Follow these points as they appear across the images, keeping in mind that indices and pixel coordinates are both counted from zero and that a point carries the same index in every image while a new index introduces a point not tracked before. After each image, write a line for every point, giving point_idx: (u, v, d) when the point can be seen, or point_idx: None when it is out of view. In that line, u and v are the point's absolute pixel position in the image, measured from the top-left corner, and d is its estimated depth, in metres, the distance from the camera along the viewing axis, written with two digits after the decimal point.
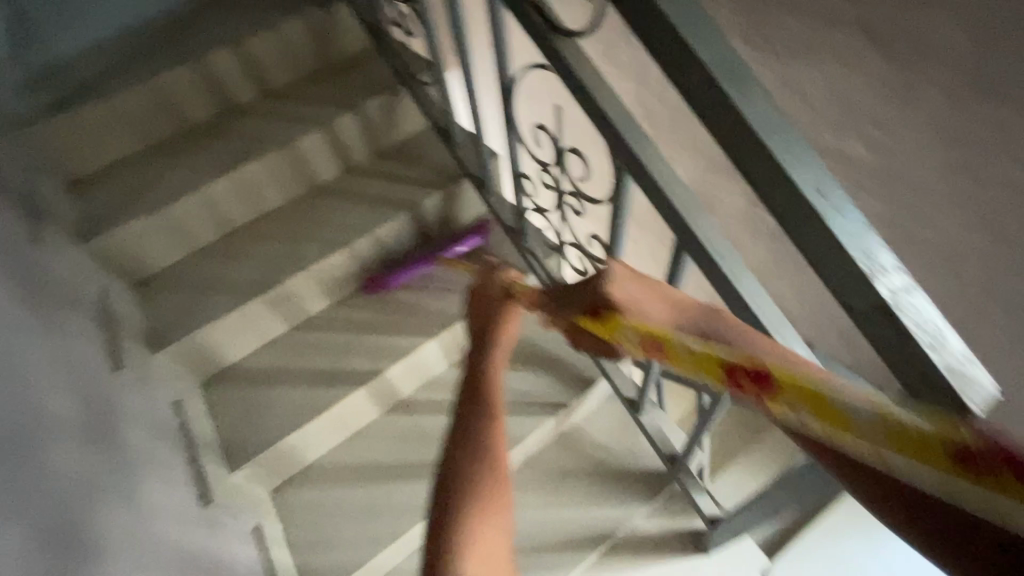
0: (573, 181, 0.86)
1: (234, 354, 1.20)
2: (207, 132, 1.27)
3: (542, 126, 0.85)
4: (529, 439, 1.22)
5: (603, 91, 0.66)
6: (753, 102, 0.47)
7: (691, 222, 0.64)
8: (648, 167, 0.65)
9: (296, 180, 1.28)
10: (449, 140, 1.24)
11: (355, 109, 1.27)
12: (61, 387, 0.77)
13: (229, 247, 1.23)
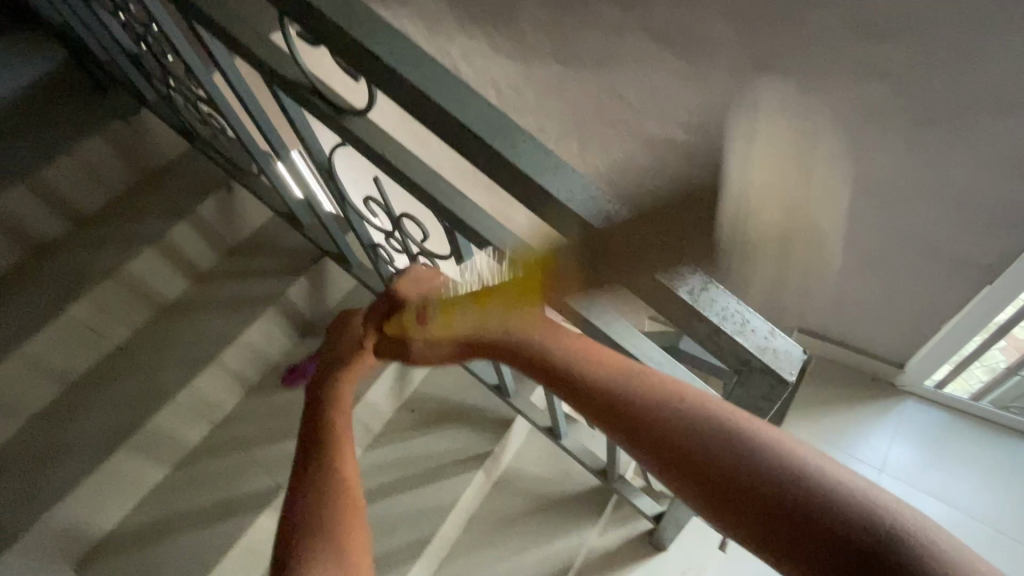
0: (419, 243, 0.85)
1: (109, 520, 1.04)
2: (12, 282, 1.10)
3: (370, 198, 0.84)
4: (463, 499, 1.18)
5: (404, 158, 0.66)
6: (523, 152, 0.49)
7: (521, 262, 0.65)
8: (467, 222, 0.66)
9: (136, 307, 1.16)
10: (297, 224, 1.19)
11: (187, 215, 1.19)
12: None
13: (73, 403, 1.08)
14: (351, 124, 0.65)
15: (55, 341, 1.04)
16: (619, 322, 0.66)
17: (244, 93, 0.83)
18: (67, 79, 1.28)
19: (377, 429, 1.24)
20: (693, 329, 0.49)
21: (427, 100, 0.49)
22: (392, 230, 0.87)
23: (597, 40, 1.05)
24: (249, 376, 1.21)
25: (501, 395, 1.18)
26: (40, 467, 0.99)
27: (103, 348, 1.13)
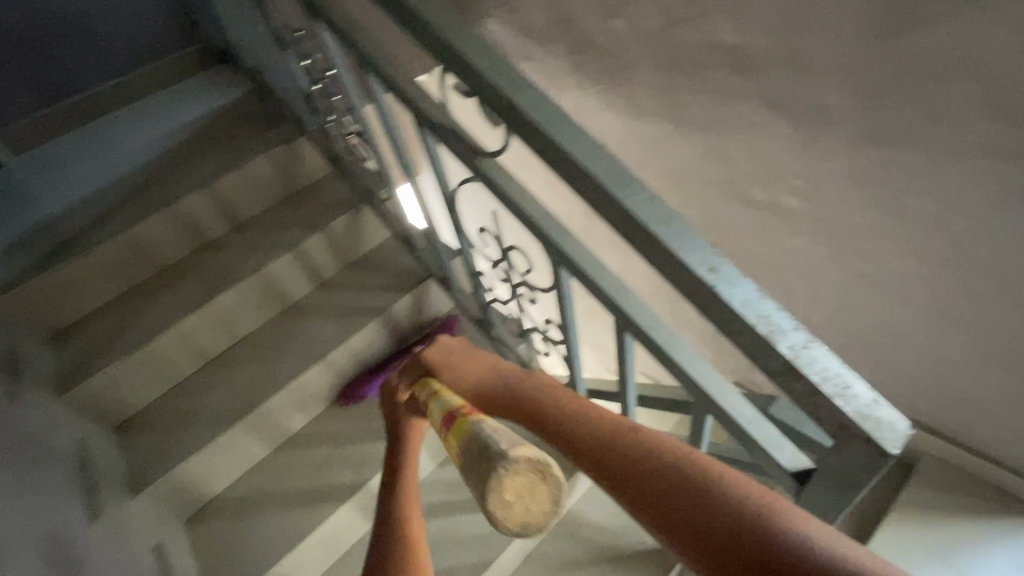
0: (522, 275, 0.92)
1: (217, 485, 1.18)
2: (182, 269, 1.34)
3: (484, 229, 0.93)
4: (525, 531, 1.19)
5: (524, 196, 0.73)
6: (638, 200, 0.54)
7: (621, 302, 0.69)
8: (577, 260, 0.71)
9: (269, 302, 1.34)
10: (411, 246, 1.32)
11: (322, 228, 1.36)
12: (27, 544, 0.76)
13: (207, 377, 1.25)
14: (484, 164, 0.74)
15: (205, 322, 1.24)
16: (712, 373, 0.67)
17: (393, 132, 0.97)
18: (248, 107, 1.54)
19: None
20: (793, 385, 0.50)
21: (561, 151, 0.56)
22: (499, 260, 0.95)
23: (710, 105, 1.10)
24: (348, 378, 1.33)
25: None
26: (175, 426, 1.17)
27: (238, 333, 1.32)
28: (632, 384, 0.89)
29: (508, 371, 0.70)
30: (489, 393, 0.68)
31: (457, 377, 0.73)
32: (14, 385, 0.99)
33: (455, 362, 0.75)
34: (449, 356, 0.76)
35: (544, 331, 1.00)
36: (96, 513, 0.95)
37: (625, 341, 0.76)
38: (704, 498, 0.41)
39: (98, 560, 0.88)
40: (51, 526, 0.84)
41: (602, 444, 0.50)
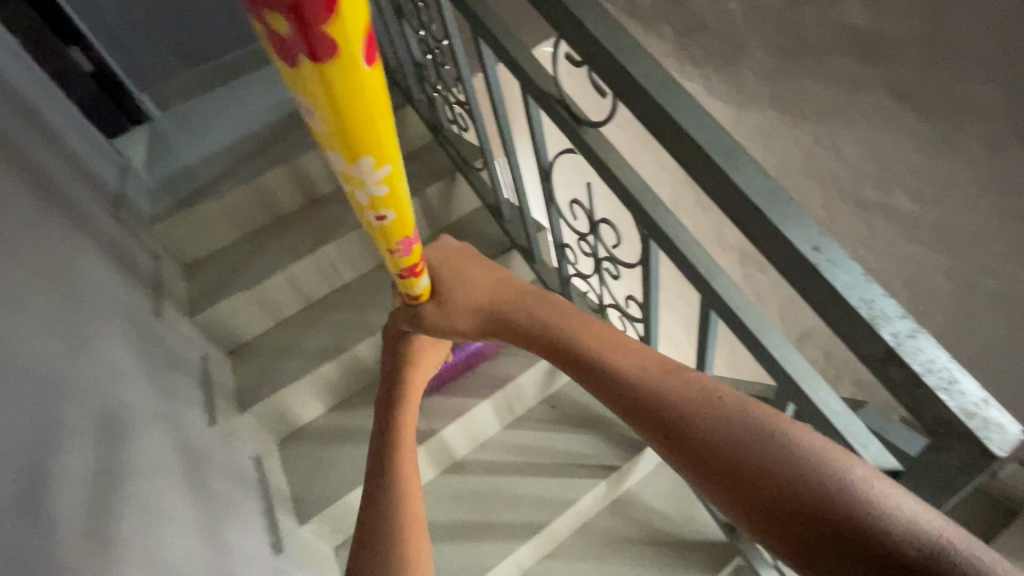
0: (609, 249, 0.93)
1: (307, 415, 1.32)
2: (295, 219, 1.48)
3: (576, 201, 0.95)
4: (581, 502, 1.21)
5: (622, 167, 0.74)
6: (745, 174, 0.54)
7: (712, 279, 0.68)
8: (670, 234, 0.71)
9: (365, 257, 1.45)
10: (499, 216, 1.37)
11: (418, 193, 1.45)
12: (161, 434, 0.91)
13: (306, 317, 1.39)
14: (586, 133, 0.76)
15: (310, 268, 1.37)
16: (801, 360, 0.65)
17: (498, 102, 1.01)
18: None
19: (519, 412, 1.34)
20: (892, 374, 0.48)
21: (670, 120, 0.57)
22: (587, 234, 0.97)
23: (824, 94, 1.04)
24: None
25: None
26: (278, 357, 1.31)
27: (336, 282, 1.44)
28: (709, 373, 0.87)
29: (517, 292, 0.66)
30: (501, 317, 0.63)
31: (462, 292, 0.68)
32: (157, 303, 1.17)
33: (458, 274, 0.70)
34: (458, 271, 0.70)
35: (623, 308, 1.01)
36: (213, 418, 1.10)
37: (709, 320, 0.76)
38: (791, 474, 0.37)
39: (212, 457, 1.02)
40: (180, 422, 0.99)
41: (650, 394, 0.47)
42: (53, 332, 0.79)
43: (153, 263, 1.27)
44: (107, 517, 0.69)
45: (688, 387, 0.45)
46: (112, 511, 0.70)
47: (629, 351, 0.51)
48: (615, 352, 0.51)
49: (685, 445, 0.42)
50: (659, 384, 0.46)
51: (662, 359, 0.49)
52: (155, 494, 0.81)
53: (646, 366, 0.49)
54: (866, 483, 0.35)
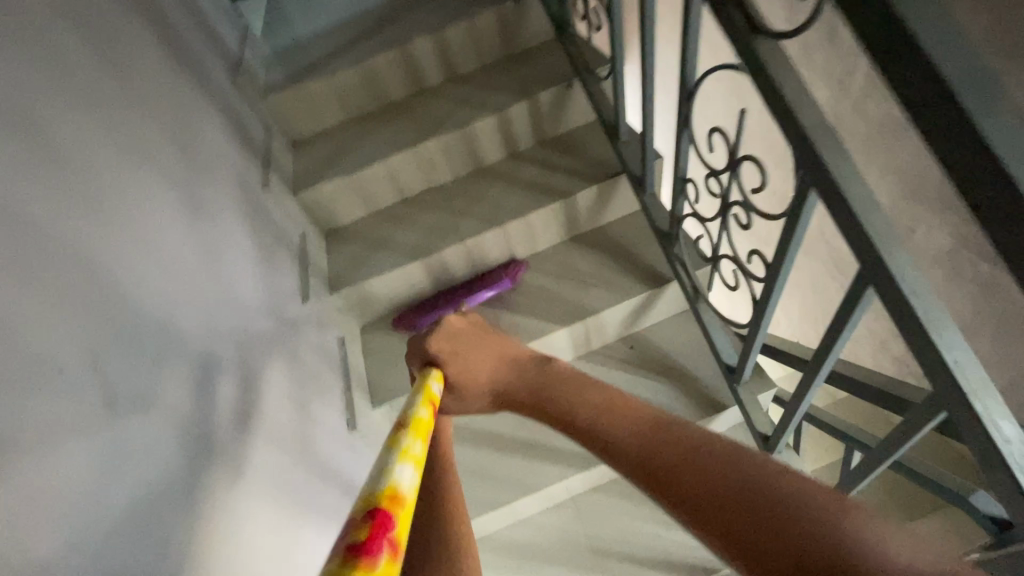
0: (746, 192, 0.80)
1: (390, 308, 1.34)
2: (399, 108, 1.43)
3: (718, 131, 0.81)
4: None
5: (800, 96, 0.60)
6: (1001, 123, 0.39)
7: (884, 253, 0.56)
8: (843, 187, 0.58)
9: (464, 159, 1.39)
10: (614, 136, 1.23)
11: (530, 97, 1.33)
12: (259, 301, 0.96)
13: (399, 213, 1.38)
14: (761, 47, 0.61)
15: (409, 162, 1.34)
16: (977, 370, 0.53)
17: None
18: None
19: (594, 345, 1.31)
20: None
21: (904, 35, 0.43)
22: (722, 171, 0.84)
23: None
24: (515, 248, 1.34)
25: (728, 379, 1.09)
26: (369, 248, 1.32)
27: (432, 181, 1.40)
28: (834, 357, 0.78)
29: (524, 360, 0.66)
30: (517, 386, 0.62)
31: (470, 371, 0.66)
32: (264, 175, 1.19)
33: (458, 343, 0.68)
34: (459, 339, 0.69)
35: (742, 262, 0.89)
36: (305, 294, 1.15)
37: (863, 296, 0.64)
38: (800, 516, 0.37)
39: (301, 330, 1.08)
40: (277, 294, 1.04)
41: (644, 447, 0.46)
42: (171, 190, 0.81)
43: (264, 135, 1.29)
44: (213, 379, 0.75)
45: (689, 446, 0.45)
46: (213, 362, 0.76)
47: (632, 405, 0.52)
48: (605, 413, 0.52)
49: (699, 505, 0.41)
50: (664, 443, 0.46)
51: (648, 416, 0.50)
52: (252, 352, 0.88)
53: (646, 424, 0.49)
54: (884, 541, 0.34)
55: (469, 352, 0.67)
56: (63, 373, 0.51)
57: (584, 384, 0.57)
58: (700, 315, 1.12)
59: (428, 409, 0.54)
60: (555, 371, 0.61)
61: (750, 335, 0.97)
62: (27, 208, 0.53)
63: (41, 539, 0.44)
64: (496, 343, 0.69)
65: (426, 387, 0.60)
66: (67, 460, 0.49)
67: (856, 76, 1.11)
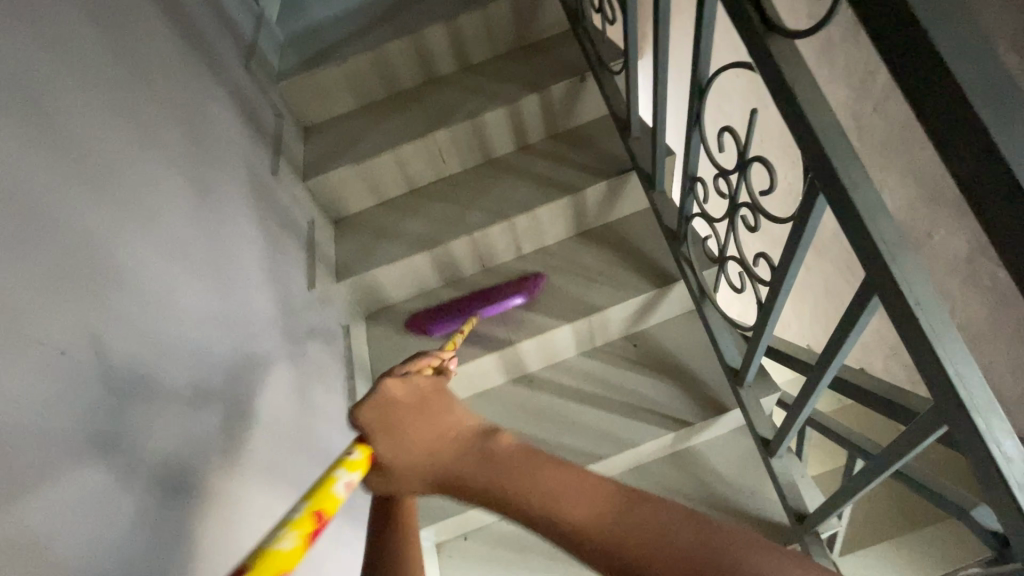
0: (754, 194, 0.79)
1: (396, 298, 1.35)
2: (410, 98, 1.43)
3: (728, 130, 0.79)
4: (642, 447, 1.17)
5: (812, 97, 0.58)
6: (1017, 132, 0.38)
7: (891, 261, 0.54)
8: (851, 192, 0.56)
9: (473, 151, 1.38)
10: (625, 131, 1.22)
11: (541, 90, 1.32)
12: (265, 287, 0.97)
13: (407, 203, 1.39)
14: (774, 46, 0.60)
15: (418, 152, 1.34)
16: (981, 385, 0.52)
17: None
18: None
19: (597, 341, 1.30)
20: None
21: (918, 37, 0.41)
22: (731, 171, 0.83)
23: None
24: (522, 241, 1.33)
25: (732, 382, 1.08)
26: (376, 237, 1.33)
27: (441, 172, 1.40)
28: (837, 364, 0.77)
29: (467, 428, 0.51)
30: (459, 470, 0.48)
31: (399, 450, 0.52)
32: (274, 162, 1.20)
33: (390, 411, 0.54)
34: (388, 402, 0.55)
35: (748, 265, 0.88)
36: (311, 281, 1.16)
37: (868, 304, 0.63)
38: None
39: (306, 317, 1.09)
40: (283, 280, 1.05)
41: (614, 545, 0.38)
42: (179, 175, 0.82)
43: (275, 121, 1.30)
44: (218, 365, 0.76)
45: (661, 533, 0.37)
46: (216, 346, 0.77)
47: (587, 484, 0.41)
48: (558, 501, 0.41)
49: None
50: (633, 538, 0.37)
51: (609, 497, 0.40)
52: (256, 337, 0.89)
53: (605, 514, 0.39)
54: None
55: (402, 421, 0.53)
56: (67, 358, 0.52)
57: (527, 460, 0.44)
58: (705, 316, 1.10)
59: (302, 531, 0.41)
60: (495, 446, 0.47)
61: (754, 339, 0.96)
62: (31, 192, 0.54)
63: (43, 519, 0.45)
64: (428, 407, 0.54)
65: (321, 487, 0.46)
66: (70, 442, 0.50)
67: (876, 75, 1.08)
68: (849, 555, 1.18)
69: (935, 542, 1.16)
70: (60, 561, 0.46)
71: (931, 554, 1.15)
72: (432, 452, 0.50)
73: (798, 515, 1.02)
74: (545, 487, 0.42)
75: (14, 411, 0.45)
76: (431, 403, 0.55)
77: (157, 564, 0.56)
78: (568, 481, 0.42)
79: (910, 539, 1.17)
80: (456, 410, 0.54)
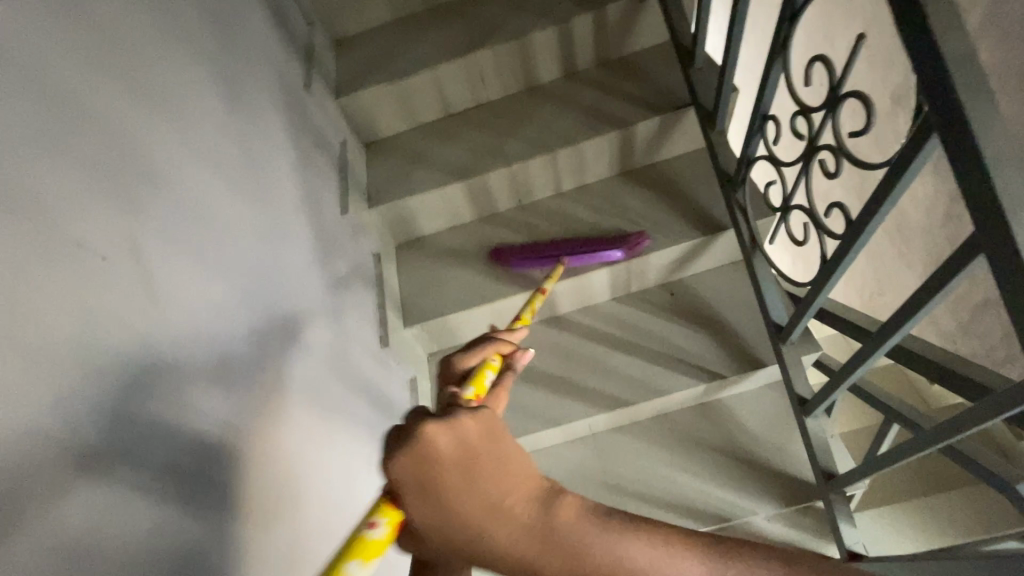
0: (840, 135, 0.71)
1: (427, 228, 1.30)
2: (450, 11, 1.31)
3: (821, 59, 0.70)
4: (672, 396, 1.16)
5: (945, 19, 0.50)
6: None
7: (1012, 217, 0.48)
8: (976, 134, 0.49)
9: (516, 75, 1.28)
10: (687, 60, 1.11)
11: (596, 8, 1.20)
12: (299, 207, 0.93)
13: (443, 129, 1.31)
14: None
15: (458, 73, 1.24)
16: None
17: None
18: None
19: (633, 288, 1.26)
20: None
21: None
22: (815, 108, 0.74)
23: None
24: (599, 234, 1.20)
25: (773, 338, 1.04)
26: (409, 164, 1.26)
27: (479, 98, 1.31)
28: (906, 331, 0.71)
29: (540, 498, 0.41)
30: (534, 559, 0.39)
31: (447, 520, 0.41)
32: (306, 74, 1.12)
33: (435, 472, 0.41)
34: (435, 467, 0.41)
35: (817, 215, 0.81)
36: (344, 206, 1.12)
37: (964, 265, 0.57)
38: None
39: (339, 242, 1.06)
40: (317, 202, 1.01)
41: None
42: (212, 78, 0.76)
43: (306, 30, 1.21)
44: (255, 287, 0.74)
45: None
46: (251, 264, 0.74)
47: (669, 555, 0.38)
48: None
49: None
50: None
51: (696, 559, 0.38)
52: (291, 258, 0.86)
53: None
54: None
55: (452, 487, 0.41)
56: (106, 267, 0.50)
57: (601, 537, 0.39)
58: (754, 268, 1.05)
59: None
60: (560, 521, 0.40)
61: (808, 295, 0.90)
62: (58, 82, 0.50)
63: (88, 428, 0.46)
64: (477, 463, 0.41)
65: None
66: (113, 353, 0.49)
67: (976, 10, 0.95)
68: (871, 511, 1.19)
69: (956, 508, 1.16)
70: (104, 467, 0.46)
71: (957, 517, 1.15)
72: (487, 527, 0.40)
73: (826, 474, 1.01)
74: (627, 571, 0.38)
75: (55, 318, 0.44)
76: (491, 455, 0.42)
77: (199, 475, 0.57)
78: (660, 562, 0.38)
79: (929, 502, 1.17)
80: (511, 461, 0.42)
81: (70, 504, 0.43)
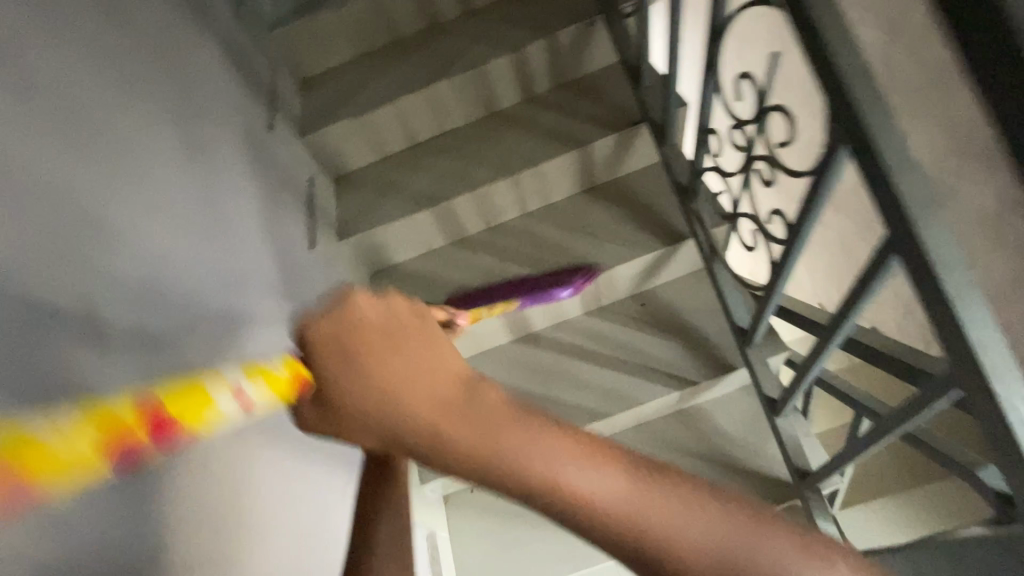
0: (771, 146, 0.75)
1: (399, 256, 1.33)
2: (410, 46, 1.36)
3: (747, 76, 0.74)
4: (647, 405, 1.17)
5: (839, 38, 0.53)
6: None
7: (915, 218, 0.51)
8: (875, 144, 0.52)
9: (476, 102, 1.32)
10: (637, 80, 1.16)
11: (548, 35, 1.25)
12: (266, 246, 0.96)
13: (409, 158, 1.34)
14: None
15: (420, 104, 1.28)
16: (999, 345, 0.50)
17: None
18: None
19: (604, 301, 1.28)
20: None
21: None
22: (747, 122, 0.78)
23: None
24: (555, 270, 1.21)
25: (739, 341, 1.07)
26: (378, 195, 1.30)
27: (443, 126, 1.35)
28: (850, 327, 0.74)
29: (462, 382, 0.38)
30: (444, 445, 0.35)
31: (357, 386, 0.38)
32: (270, 116, 1.16)
33: (356, 337, 0.39)
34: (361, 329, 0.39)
35: (761, 222, 0.84)
36: (314, 241, 1.14)
37: (886, 264, 0.60)
38: None
39: (309, 277, 1.08)
40: (285, 238, 1.04)
41: (622, 525, 0.32)
42: (172, 132, 0.79)
43: (270, 73, 1.25)
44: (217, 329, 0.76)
45: (675, 514, 0.32)
46: (213, 307, 0.76)
47: (592, 462, 0.34)
48: (565, 477, 0.33)
49: None
50: (645, 518, 0.32)
51: (624, 466, 0.34)
52: (258, 298, 0.88)
53: (609, 493, 0.33)
54: None
55: (371, 352, 0.38)
56: (56, 326, 0.52)
57: (519, 429, 0.35)
58: (714, 275, 1.07)
59: (93, 434, 0.26)
60: (481, 400, 0.36)
61: (764, 298, 0.93)
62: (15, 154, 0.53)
63: None
64: (402, 339, 0.39)
65: (182, 393, 0.32)
66: None
67: None
68: (853, 506, 1.20)
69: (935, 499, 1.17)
70: (64, 525, 0.48)
71: (935, 507, 1.17)
72: (399, 400, 0.37)
73: (800, 472, 1.03)
74: (542, 471, 0.33)
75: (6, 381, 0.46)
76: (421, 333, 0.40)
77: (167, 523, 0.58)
78: (583, 461, 0.34)
79: (908, 494, 1.19)
80: (438, 344, 0.40)
81: (30, 563, 0.44)
